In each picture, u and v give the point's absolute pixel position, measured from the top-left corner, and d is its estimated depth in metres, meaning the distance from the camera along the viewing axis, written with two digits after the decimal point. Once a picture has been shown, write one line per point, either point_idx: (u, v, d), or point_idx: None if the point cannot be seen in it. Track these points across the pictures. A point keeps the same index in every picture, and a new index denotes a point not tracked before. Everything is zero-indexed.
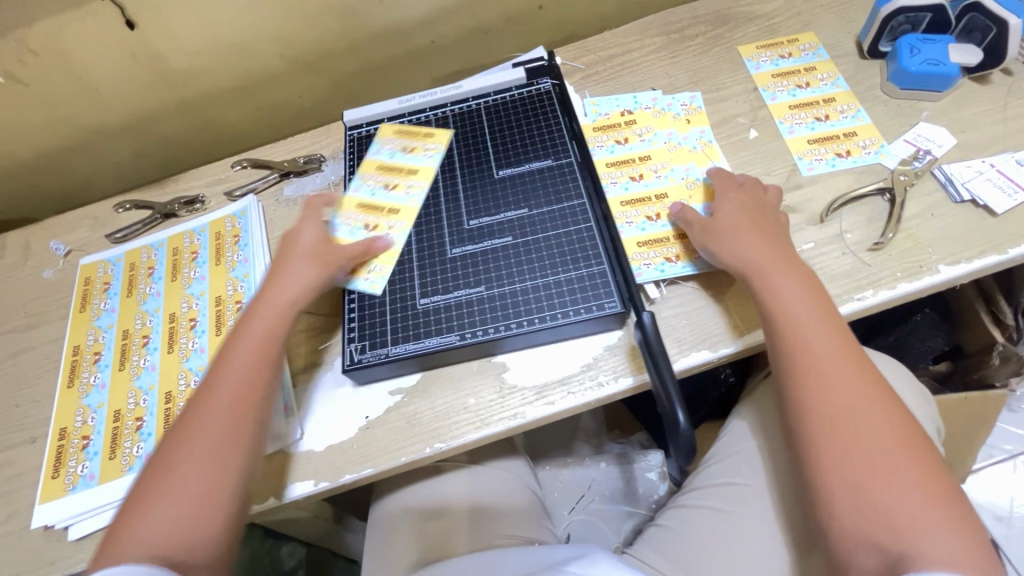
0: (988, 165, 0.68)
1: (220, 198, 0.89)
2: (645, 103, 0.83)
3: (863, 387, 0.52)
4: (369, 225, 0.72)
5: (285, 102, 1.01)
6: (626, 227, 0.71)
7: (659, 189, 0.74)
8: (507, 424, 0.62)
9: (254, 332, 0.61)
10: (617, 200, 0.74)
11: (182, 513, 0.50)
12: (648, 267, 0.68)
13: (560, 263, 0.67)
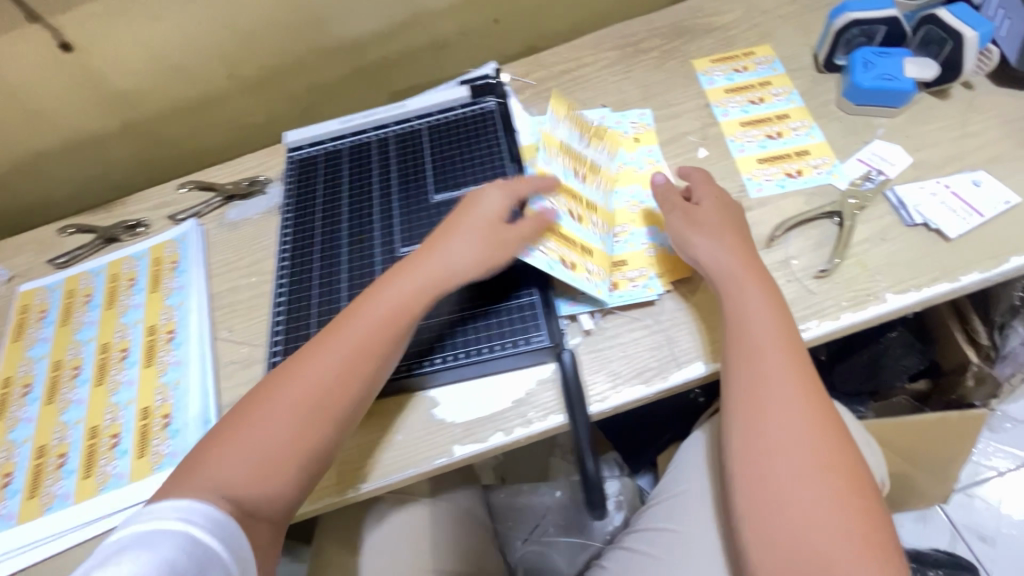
0: (942, 186, 0.65)
1: (164, 222, 0.87)
2: (595, 120, 0.79)
3: (808, 422, 0.51)
4: (577, 215, 0.65)
5: (237, 121, 0.99)
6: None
7: (604, 211, 0.71)
8: (431, 464, 0.60)
9: (372, 313, 0.57)
10: None
11: (257, 482, 0.51)
12: (584, 294, 0.65)
13: (491, 293, 0.65)
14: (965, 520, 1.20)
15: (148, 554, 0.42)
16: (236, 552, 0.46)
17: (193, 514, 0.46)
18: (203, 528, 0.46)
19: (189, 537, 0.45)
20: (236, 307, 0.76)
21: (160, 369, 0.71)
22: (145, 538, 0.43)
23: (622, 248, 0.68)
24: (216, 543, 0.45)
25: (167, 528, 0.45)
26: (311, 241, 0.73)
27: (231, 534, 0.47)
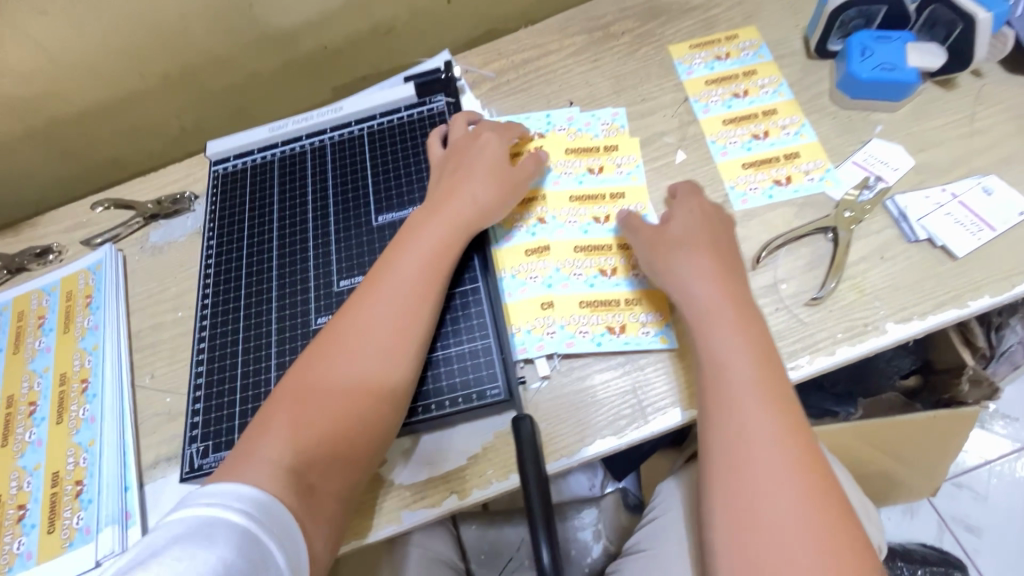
0: (948, 195, 0.57)
1: (78, 247, 0.76)
2: (566, 123, 0.69)
3: (802, 476, 0.42)
4: (596, 167, 0.66)
5: (162, 124, 0.88)
6: (530, 283, 0.60)
7: (589, 239, 0.62)
8: (374, 534, 0.53)
9: (415, 258, 0.54)
10: (521, 248, 0.62)
11: (330, 452, 0.47)
12: (553, 335, 0.57)
13: (440, 336, 0.57)
14: (951, 511, 1.08)
15: (206, 552, 0.36)
16: (292, 561, 0.40)
17: (254, 508, 0.40)
18: (264, 528, 0.40)
19: (250, 535, 0.39)
20: (159, 348, 0.67)
21: (72, 427, 0.62)
22: (201, 529, 0.37)
23: (603, 285, 0.59)
24: (278, 547, 0.40)
25: (226, 521, 0.38)
26: (236, 272, 0.64)
27: (290, 537, 0.41)
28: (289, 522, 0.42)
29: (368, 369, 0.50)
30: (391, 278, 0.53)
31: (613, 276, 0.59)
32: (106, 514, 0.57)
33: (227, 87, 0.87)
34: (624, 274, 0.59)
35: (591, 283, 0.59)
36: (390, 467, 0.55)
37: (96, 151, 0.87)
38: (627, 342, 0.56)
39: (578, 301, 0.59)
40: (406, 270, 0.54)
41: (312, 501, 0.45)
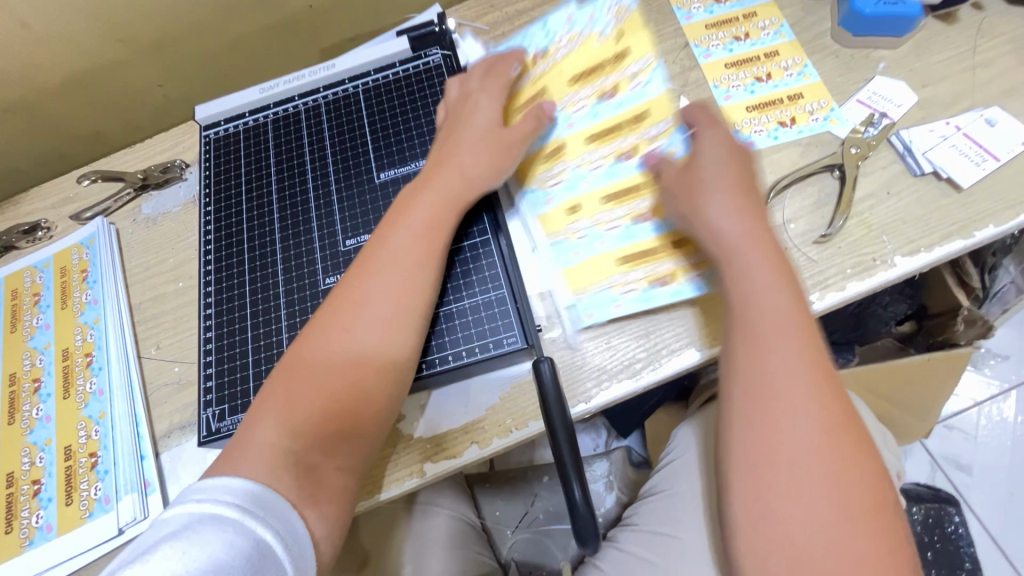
0: (953, 128, 0.58)
1: (67, 222, 0.74)
2: (566, 27, 0.64)
3: (826, 407, 0.42)
4: (607, 90, 0.60)
5: (143, 93, 0.84)
6: (577, 244, 0.58)
7: (617, 181, 0.58)
8: (401, 487, 0.53)
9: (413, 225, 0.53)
10: (563, 206, 0.59)
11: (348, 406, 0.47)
12: (629, 293, 0.55)
13: (451, 290, 0.57)
14: (943, 450, 1.06)
15: (198, 548, 0.35)
16: (293, 550, 0.40)
17: (249, 502, 0.40)
18: (261, 522, 0.39)
19: (245, 530, 0.38)
20: (163, 319, 0.65)
21: (80, 401, 0.61)
22: (193, 527, 0.37)
23: (641, 233, 0.56)
24: (276, 540, 0.39)
25: (221, 517, 0.38)
26: (238, 237, 0.63)
27: (285, 525, 0.41)
28: (287, 513, 0.42)
29: (375, 338, 0.49)
30: (389, 250, 0.52)
31: (647, 221, 0.56)
32: (125, 483, 0.56)
33: (209, 52, 0.84)
34: (661, 215, 0.56)
35: (629, 235, 0.57)
36: (410, 422, 0.55)
37: (74, 123, 0.83)
38: (676, 293, 0.54)
39: (616, 256, 0.56)
40: (408, 238, 0.53)
41: (313, 465, 0.45)
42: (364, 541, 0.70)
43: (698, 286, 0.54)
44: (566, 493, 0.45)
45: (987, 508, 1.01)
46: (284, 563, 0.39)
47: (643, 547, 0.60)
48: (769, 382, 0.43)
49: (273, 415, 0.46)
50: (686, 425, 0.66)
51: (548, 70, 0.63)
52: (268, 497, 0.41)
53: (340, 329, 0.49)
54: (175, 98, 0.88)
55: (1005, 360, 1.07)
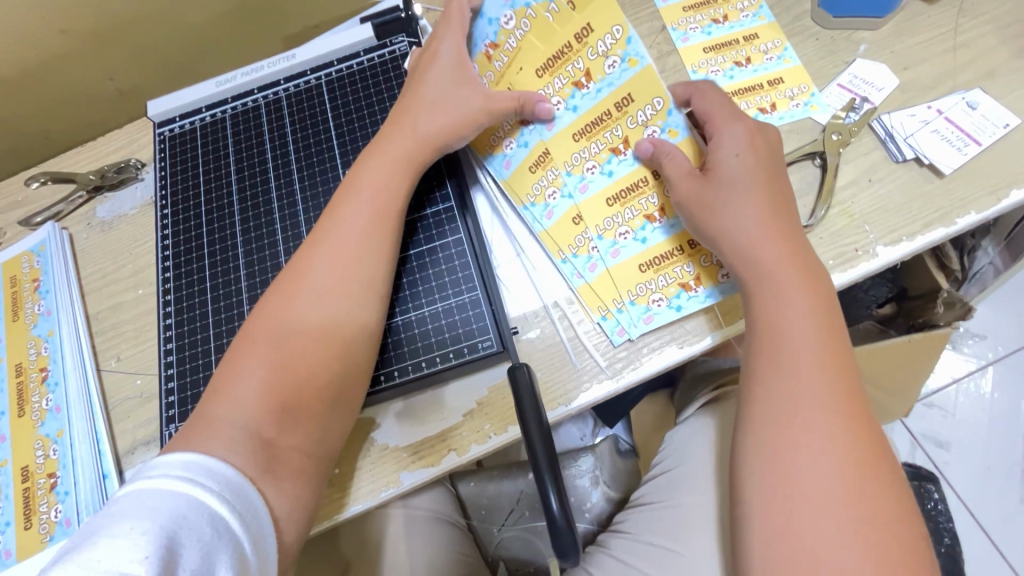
0: (934, 112, 0.56)
1: (16, 228, 0.70)
2: (506, 7, 0.53)
3: (835, 417, 0.40)
4: (580, 78, 0.51)
5: (94, 87, 0.79)
6: (594, 258, 0.54)
7: (619, 180, 0.52)
8: (377, 498, 0.52)
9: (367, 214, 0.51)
10: (567, 214, 0.54)
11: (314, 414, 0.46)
12: (660, 304, 0.52)
13: (405, 300, 0.55)
14: (922, 428, 1.07)
15: (146, 521, 0.34)
16: (250, 525, 0.39)
17: (203, 475, 0.38)
18: (215, 495, 0.38)
19: (199, 503, 0.36)
20: (122, 330, 0.62)
21: (36, 419, 0.58)
22: (141, 502, 0.35)
23: (655, 236, 0.52)
24: (232, 514, 0.38)
25: (172, 490, 0.36)
26: (197, 242, 0.60)
27: (248, 505, 0.39)
28: (248, 492, 0.40)
29: (341, 336, 0.48)
30: (351, 249, 0.50)
31: (661, 220, 0.52)
32: (87, 503, 0.54)
33: (163, 42, 0.79)
34: (674, 211, 0.52)
35: (642, 241, 0.53)
36: (384, 430, 0.53)
37: (19, 122, 0.78)
38: (705, 298, 0.52)
39: (636, 265, 0.53)
40: (364, 229, 0.50)
41: (274, 480, 0.43)
42: (344, 550, 0.70)
43: (725, 286, 0.51)
44: (543, 504, 0.44)
45: (965, 485, 1.02)
46: (241, 537, 0.37)
47: (640, 558, 0.59)
48: (793, 400, 0.41)
49: None
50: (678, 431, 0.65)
51: (508, 64, 0.54)
52: (233, 478, 0.40)
53: (295, 321, 0.47)
54: (129, 92, 0.83)
55: (983, 339, 1.08)
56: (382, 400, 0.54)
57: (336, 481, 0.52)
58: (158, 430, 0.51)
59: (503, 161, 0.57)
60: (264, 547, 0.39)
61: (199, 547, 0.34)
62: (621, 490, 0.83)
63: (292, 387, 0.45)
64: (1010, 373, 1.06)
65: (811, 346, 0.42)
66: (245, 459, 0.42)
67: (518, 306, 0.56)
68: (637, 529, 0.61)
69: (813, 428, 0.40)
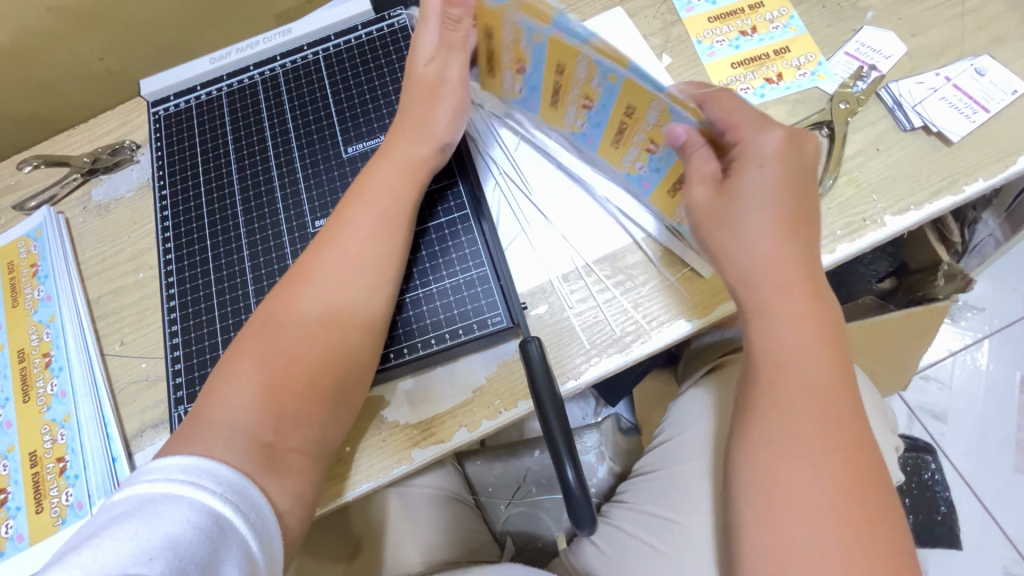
0: (942, 79, 0.56)
1: (9, 212, 0.68)
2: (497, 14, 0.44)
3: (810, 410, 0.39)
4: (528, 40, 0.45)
5: (82, 67, 0.77)
6: (644, 174, 0.52)
7: (615, 111, 0.47)
8: (388, 474, 0.52)
9: (374, 200, 0.50)
10: (606, 141, 0.52)
11: (329, 394, 0.46)
12: None
13: (418, 274, 0.55)
14: (919, 401, 1.08)
15: (149, 528, 0.34)
16: (256, 526, 0.39)
17: (205, 478, 0.38)
18: (217, 495, 0.38)
19: (204, 507, 0.37)
20: (124, 314, 0.61)
21: (41, 404, 0.58)
22: (145, 507, 0.35)
23: (665, 162, 0.48)
24: (238, 516, 0.38)
25: (177, 495, 0.36)
26: (198, 224, 0.59)
27: (251, 504, 0.39)
28: (252, 493, 0.40)
29: (350, 314, 0.47)
30: (354, 232, 0.49)
31: (659, 151, 0.47)
32: (97, 486, 0.54)
33: (151, 20, 0.77)
34: (660, 141, 0.46)
35: (671, 153, 0.47)
36: (393, 408, 0.53)
37: (6, 105, 0.76)
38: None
39: (665, 192, 0.51)
40: (377, 214, 0.49)
41: (276, 464, 0.43)
42: (354, 528, 0.70)
43: None
44: (561, 477, 0.46)
45: (962, 455, 1.04)
46: (245, 538, 0.38)
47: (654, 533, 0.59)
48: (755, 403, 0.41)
49: (239, 410, 0.43)
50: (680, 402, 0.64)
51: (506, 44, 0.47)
52: (233, 476, 0.40)
53: (305, 300, 0.47)
54: (118, 72, 0.81)
55: (981, 312, 1.09)
56: (391, 377, 0.53)
57: (347, 458, 0.52)
58: (167, 409, 0.51)
59: (525, 100, 0.55)
60: (270, 545, 0.40)
61: (204, 547, 0.35)
62: (626, 466, 0.84)
63: (307, 365, 0.45)
64: (1006, 345, 1.07)
65: (803, 346, 0.41)
66: (252, 453, 0.42)
67: (526, 283, 0.56)
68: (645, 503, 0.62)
69: (785, 431, 0.39)
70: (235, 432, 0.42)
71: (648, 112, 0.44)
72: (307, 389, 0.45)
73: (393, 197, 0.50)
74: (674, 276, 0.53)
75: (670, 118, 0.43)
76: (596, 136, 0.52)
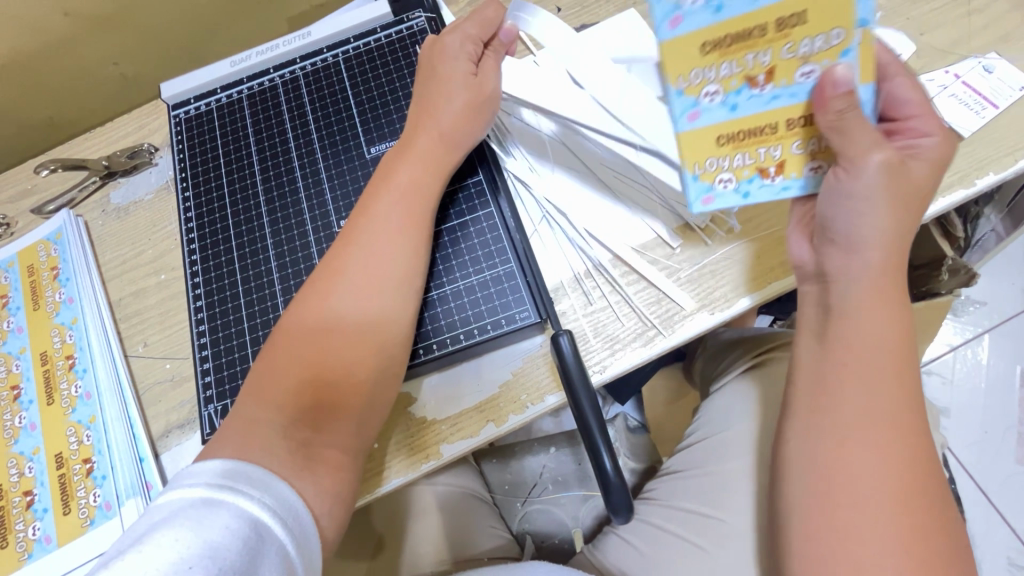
0: (952, 77, 0.57)
1: (28, 216, 0.68)
2: None
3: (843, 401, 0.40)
4: None
5: (96, 71, 0.77)
6: (700, 107, 0.41)
7: (768, 9, 0.36)
8: (417, 470, 0.52)
9: (397, 199, 0.50)
10: (698, 38, 0.38)
11: (361, 392, 0.46)
12: (726, 188, 0.44)
13: (444, 271, 0.55)
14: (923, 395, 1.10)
15: (193, 535, 0.34)
16: (295, 534, 0.39)
17: (243, 482, 0.38)
18: (258, 503, 0.38)
19: (245, 514, 0.37)
20: (147, 316, 0.61)
21: (66, 407, 0.58)
22: (188, 511, 0.35)
23: (750, 104, 0.40)
24: (278, 524, 0.38)
25: (218, 501, 0.36)
26: (223, 225, 0.59)
27: (290, 510, 0.40)
28: (287, 496, 0.40)
29: (378, 314, 0.48)
30: (380, 231, 0.49)
31: (765, 84, 0.39)
32: (126, 486, 0.54)
33: (166, 24, 0.77)
34: (784, 78, 0.39)
35: (789, 96, 0.39)
36: (421, 404, 0.54)
37: (21, 109, 0.76)
38: (785, 189, 0.43)
39: (714, 136, 0.42)
40: (402, 212, 0.50)
41: (311, 463, 0.44)
42: (377, 525, 0.70)
43: (773, 189, 0.43)
44: (597, 466, 0.47)
45: (965, 447, 1.05)
46: (284, 546, 0.37)
47: (676, 524, 0.60)
48: None
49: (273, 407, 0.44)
50: (710, 402, 0.65)
51: None
52: (269, 480, 0.40)
53: (331, 299, 0.47)
54: (132, 76, 0.81)
55: (983, 306, 1.11)
56: (419, 374, 0.54)
57: (377, 454, 0.53)
58: (199, 409, 0.52)
59: None
60: (308, 553, 0.40)
61: (243, 557, 0.35)
62: (642, 462, 0.85)
63: (339, 361, 0.46)
64: (1007, 339, 1.09)
65: (832, 345, 0.41)
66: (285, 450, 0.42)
67: (551, 279, 0.57)
68: (669, 496, 0.62)
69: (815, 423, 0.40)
70: (272, 432, 0.43)
71: (817, 35, 0.37)
72: (341, 387, 0.46)
73: (418, 196, 0.51)
74: (699, 266, 0.54)
75: (830, 57, 0.37)
76: (693, 27, 0.38)
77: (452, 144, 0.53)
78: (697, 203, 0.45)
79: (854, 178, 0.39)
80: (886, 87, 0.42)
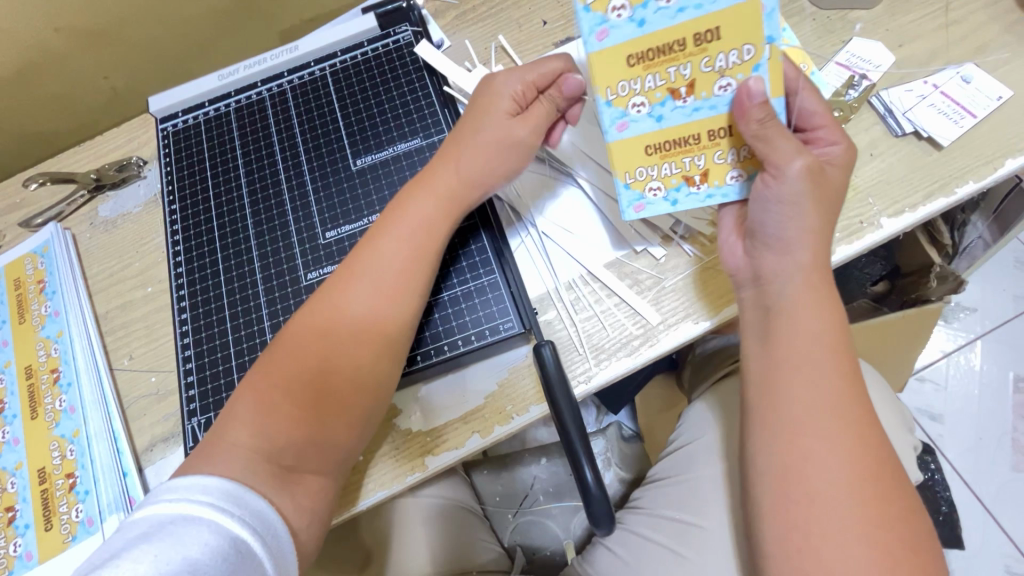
0: (930, 87, 0.58)
1: (16, 230, 0.68)
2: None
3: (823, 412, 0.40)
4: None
5: (87, 85, 0.78)
6: (631, 116, 0.46)
7: (687, 23, 0.41)
8: (401, 483, 0.52)
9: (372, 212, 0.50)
10: (625, 48, 0.43)
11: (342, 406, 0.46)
12: (656, 195, 0.49)
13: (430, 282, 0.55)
14: (916, 401, 1.10)
15: (174, 551, 0.34)
16: (275, 551, 0.39)
17: (225, 499, 0.38)
18: (239, 520, 0.38)
19: (224, 531, 0.37)
20: (132, 328, 0.61)
21: (50, 421, 0.58)
22: (167, 527, 0.36)
23: (674, 115, 0.45)
24: (258, 540, 0.38)
25: (196, 517, 0.37)
26: (209, 236, 0.59)
27: (270, 527, 0.40)
28: (266, 512, 0.40)
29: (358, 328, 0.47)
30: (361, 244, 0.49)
31: (688, 99, 0.44)
32: (107, 502, 0.53)
33: (156, 38, 0.78)
34: (704, 90, 0.44)
35: (709, 108, 0.44)
36: (406, 416, 0.54)
37: (11, 122, 0.76)
38: (709, 196, 0.48)
39: (642, 147, 0.47)
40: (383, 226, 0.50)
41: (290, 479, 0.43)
42: (365, 540, 0.70)
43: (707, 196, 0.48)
44: (579, 478, 0.47)
45: (960, 455, 1.05)
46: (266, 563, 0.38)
47: (663, 534, 0.59)
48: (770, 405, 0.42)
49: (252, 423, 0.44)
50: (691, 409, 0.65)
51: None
52: (249, 496, 0.40)
53: (310, 313, 0.47)
54: (123, 90, 0.82)
55: (973, 312, 1.11)
56: (417, 380, 0.54)
57: (361, 467, 0.52)
58: (181, 421, 0.51)
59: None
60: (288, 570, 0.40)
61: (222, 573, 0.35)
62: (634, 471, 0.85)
63: (319, 376, 0.45)
64: (998, 345, 1.09)
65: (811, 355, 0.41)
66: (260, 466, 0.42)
67: (535, 289, 0.57)
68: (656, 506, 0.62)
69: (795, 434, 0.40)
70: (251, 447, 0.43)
71: (731, 51, 0.42)
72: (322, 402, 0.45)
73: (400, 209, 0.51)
74: (683, 275, 0.55)
75: (743, 71, 0.43)
76: (618, 41, 0.43)
77: (470, 184, 0.50)
78: (628, 212, 0.50)
79: (780, 183, 0.42)
80: (796, 100, 0.45)
